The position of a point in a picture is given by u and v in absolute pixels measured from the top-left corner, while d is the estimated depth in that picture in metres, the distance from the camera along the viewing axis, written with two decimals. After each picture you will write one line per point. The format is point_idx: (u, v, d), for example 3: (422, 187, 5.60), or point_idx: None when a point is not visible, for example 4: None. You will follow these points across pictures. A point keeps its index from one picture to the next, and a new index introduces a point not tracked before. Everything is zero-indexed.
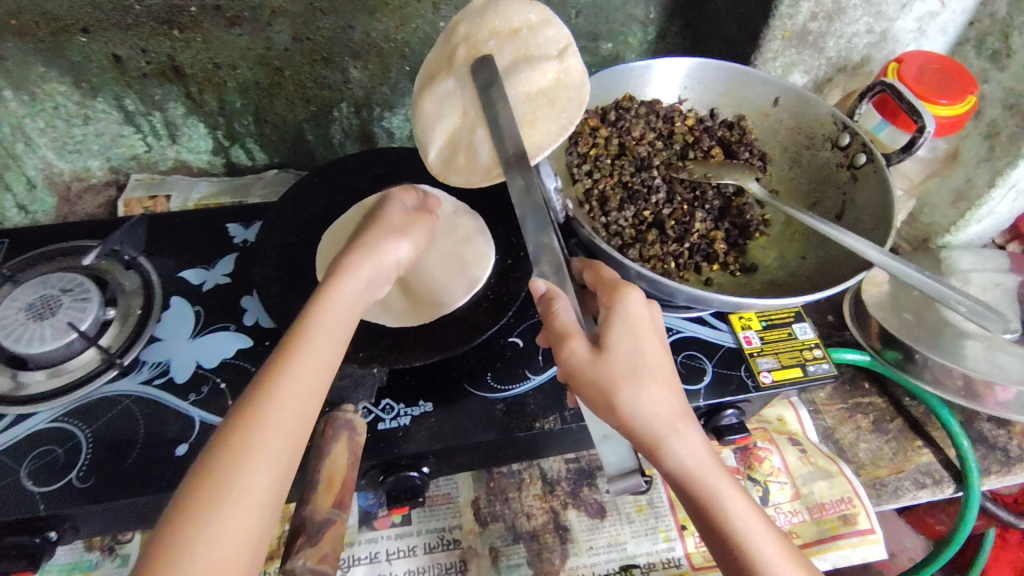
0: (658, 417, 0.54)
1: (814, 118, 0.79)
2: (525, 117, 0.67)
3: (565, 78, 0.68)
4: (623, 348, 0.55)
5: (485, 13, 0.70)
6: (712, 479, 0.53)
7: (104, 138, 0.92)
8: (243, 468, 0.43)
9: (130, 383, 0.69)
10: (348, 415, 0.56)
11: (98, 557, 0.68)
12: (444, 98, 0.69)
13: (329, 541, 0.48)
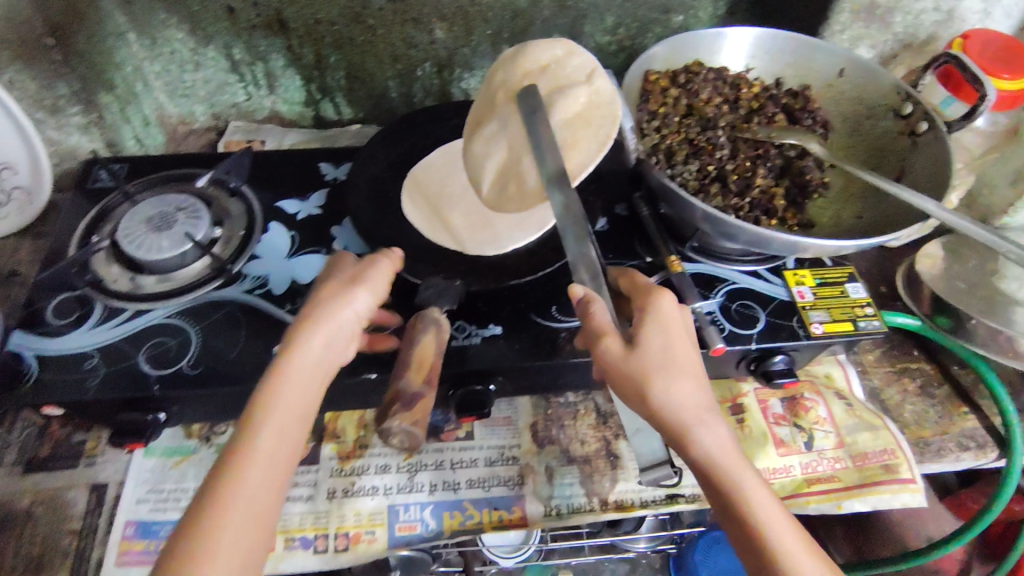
0: (691, 404, 0.60)
1: (877, 88, 0.83)
2: (565, 140, 0.75)
3: (596, 98, 0.76)
4: (656, 346, 0.60)
5: (516, 59, 0.80)
6: (734, 466, 0.59)
7: (211, 85, 1.01)
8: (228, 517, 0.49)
9: (233, 291, 0.77)
10: (436, 313, 0.66)
11: (196, 444, 0.76)
12: (490, 139, 0.79)
13: (420, 408, 0.58)
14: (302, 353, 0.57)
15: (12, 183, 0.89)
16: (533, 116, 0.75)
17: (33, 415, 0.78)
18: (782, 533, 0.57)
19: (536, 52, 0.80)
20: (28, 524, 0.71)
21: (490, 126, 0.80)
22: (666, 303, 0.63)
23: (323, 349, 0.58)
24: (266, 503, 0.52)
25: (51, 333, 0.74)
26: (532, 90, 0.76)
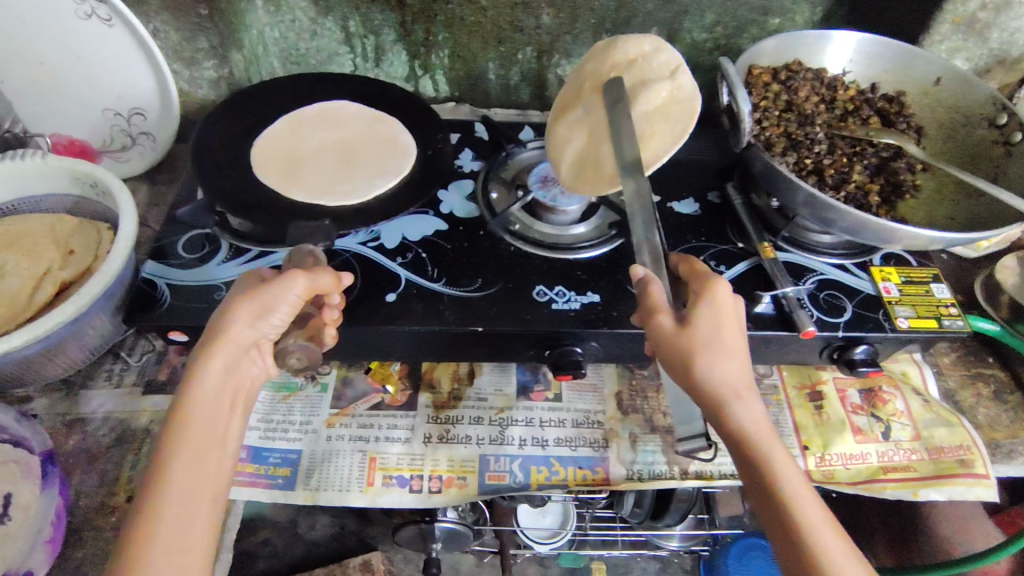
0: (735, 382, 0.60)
1: (973, 98, 0.86)
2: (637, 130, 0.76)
3: (678, 94, 0.76)
4: (705, 324, 0.61)
5: (607, 51, 0.82)
6: (773, 449, 0.59)
7: (324, 54, 1.07)
8: (162, 511, 0.53)
9: (349, 242, 0.82)
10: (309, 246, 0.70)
11: (303, 382, 0.81)
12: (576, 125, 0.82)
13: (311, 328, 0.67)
14: (206, 372, 0.61)
15: (139, 128, 0.96)
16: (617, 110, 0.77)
17: (153, 342, 0.83)
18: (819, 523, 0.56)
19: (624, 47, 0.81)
20: (147, 440, 0.76)
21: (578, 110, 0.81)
22: (719, 292, 0.63)
23: (224, 372, 0.62)
24: (195, 500, 0.56)
25: (182, 264, 0.79)
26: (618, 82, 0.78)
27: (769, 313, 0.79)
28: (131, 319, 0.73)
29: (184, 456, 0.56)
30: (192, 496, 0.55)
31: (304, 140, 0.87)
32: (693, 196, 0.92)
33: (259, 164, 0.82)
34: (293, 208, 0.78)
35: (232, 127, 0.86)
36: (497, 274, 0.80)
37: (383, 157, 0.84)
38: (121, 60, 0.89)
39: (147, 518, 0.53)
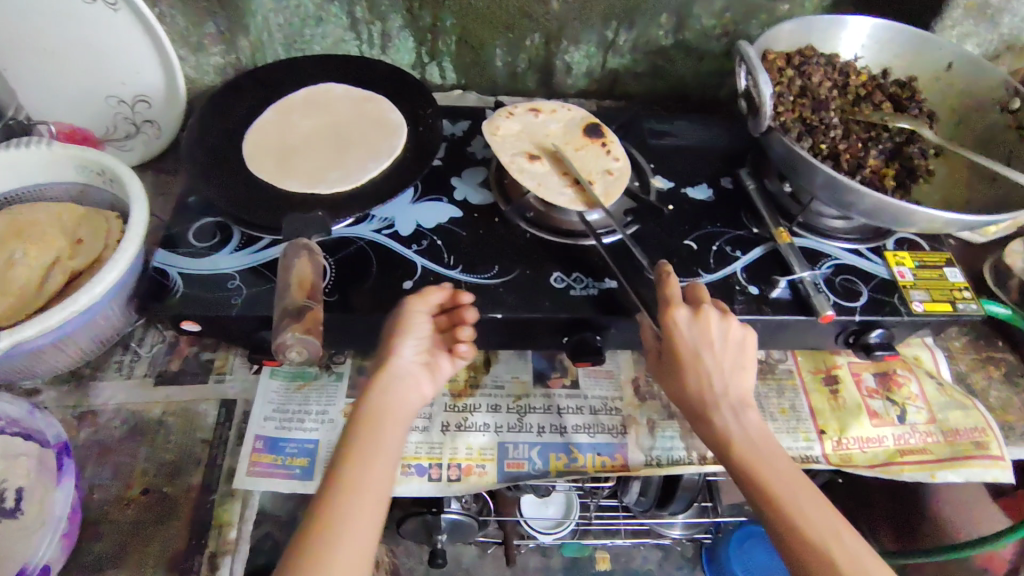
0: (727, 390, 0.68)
1: (987, 83, 0.86)
2: (602, 144, 0.86)
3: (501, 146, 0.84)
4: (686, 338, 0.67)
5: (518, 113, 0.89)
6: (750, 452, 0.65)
7: (329, 41, 1.04)
8: (346, 503, 0.58)
9: (363, 229, 0.81)
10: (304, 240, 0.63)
11: (317, 371, 0.81)
12: (533, 178, 0.81)
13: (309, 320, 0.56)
14: (379, 390, 0.67)
15: (143, 116, 0.94)
16: (571, 143, 0.87)
17: (163, 333, 0.82)
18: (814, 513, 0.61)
19: (504, 124, 0.87)
20: (161, 431, 0.75)
21: (522, 164, 0.83)
22: (680, 313, 0.68)
23: (390, 391, 0.67)
24: (368, 503, 0.59)
25: (194, 253, 0.78)
26: (542, 128, 0.88)
27: (786, 298, 0.79)
28: (145, 306, 0.72)
29: (363, 459, 0.61)
30: (372, 489, 0.60)
31: (291, 123, 0.83)
32: (706, 182, 0.91)
33: (248, 155, 0.79)
34: (291, 199, 0.75)
35: (241, 113, 0.84)
36: (515, 260, 0.80)
37: (375, 140, 0.81)
38: (126, 47, 0.88)
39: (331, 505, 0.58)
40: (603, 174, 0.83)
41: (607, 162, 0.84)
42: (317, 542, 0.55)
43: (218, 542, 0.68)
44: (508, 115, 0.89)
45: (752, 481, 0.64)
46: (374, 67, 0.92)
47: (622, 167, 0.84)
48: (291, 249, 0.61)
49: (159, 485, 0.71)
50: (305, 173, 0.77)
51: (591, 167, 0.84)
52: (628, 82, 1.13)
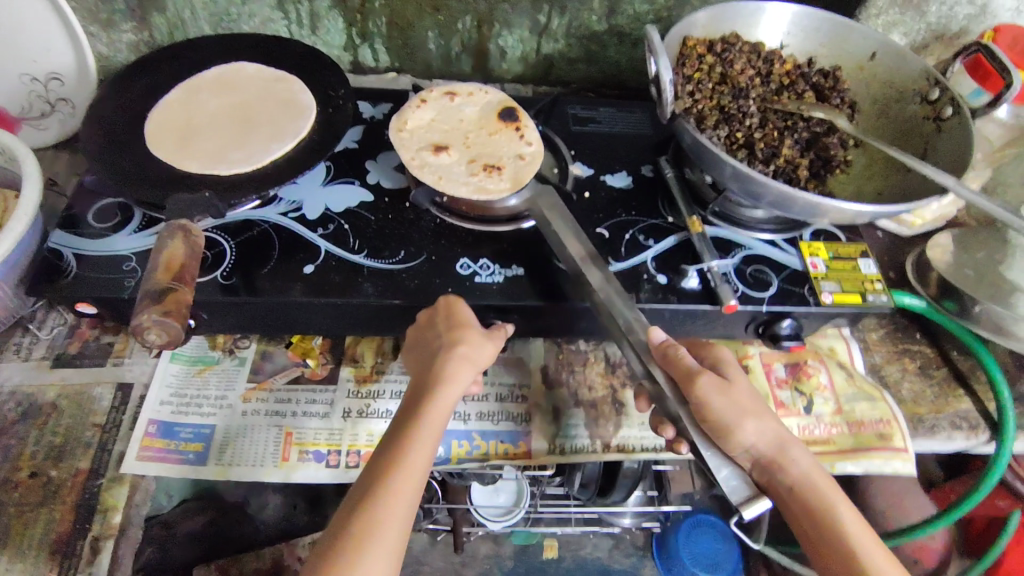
0: (764, 445, 0.66)
1: (908, 73, 0.85)
2: (516, 129, 0.85)
3: (405, 138, 0.82)
4: (720, 407, 0.63)
5: (430, 103, 0.87)
6: (825, 495, 0.65)
7: (256, 19, 1.00)
8: (388, 516, 0.60)
9: (269, 212, 0.80)
10: (184, 222, 0.63)
11: (220, 355, 0.80)
12: (433, 173, 0.78)
13: (172, 302, 0.56)
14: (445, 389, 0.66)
15: (57, 94, 0.92)
16: (484, 129, 0.85)
17: (64, 315, 0.80)
18: (869, 553, 0.63)
19: (413, 115, 0.85)
20: (53, 415, 0.74)
21: (427, 156, 0.80)
22: (709, 382, 0.63)
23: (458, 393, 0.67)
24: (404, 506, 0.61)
25: (88, 234, 0.75)
26: (456, 114, 0.87)
27: (695, 288, 0.78)
28: (36, 289, 0.70)
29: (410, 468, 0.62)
30: (406, 506, 0.61)
31: (197, 101, 0.82)
32: (626, 170, 0.91)
33: (147, 133, 0.77)
34: (185, 179, 0.73)
35: (147, 93, 0.82)
36: (421, 246, 0.79)
37: (281, 121, 0.80)
38: (36, 23, 0.87)
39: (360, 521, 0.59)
40: (514, 159, 0.81)
41: (519, 147, 0.82)
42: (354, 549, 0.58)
43: (102, 526, 0.68)
44: (418, 105, 0.86)
45: (821, 524, 0.64)
46: (292, 48, 0.91)
47: (535, 152, 0.82)
48: (165, 231, 0.61)
49: (46, 469, 0.70)
50: (205, 153, 0.76)
51: (503, 152, 0.82)
52: (563, 68, 1.12)
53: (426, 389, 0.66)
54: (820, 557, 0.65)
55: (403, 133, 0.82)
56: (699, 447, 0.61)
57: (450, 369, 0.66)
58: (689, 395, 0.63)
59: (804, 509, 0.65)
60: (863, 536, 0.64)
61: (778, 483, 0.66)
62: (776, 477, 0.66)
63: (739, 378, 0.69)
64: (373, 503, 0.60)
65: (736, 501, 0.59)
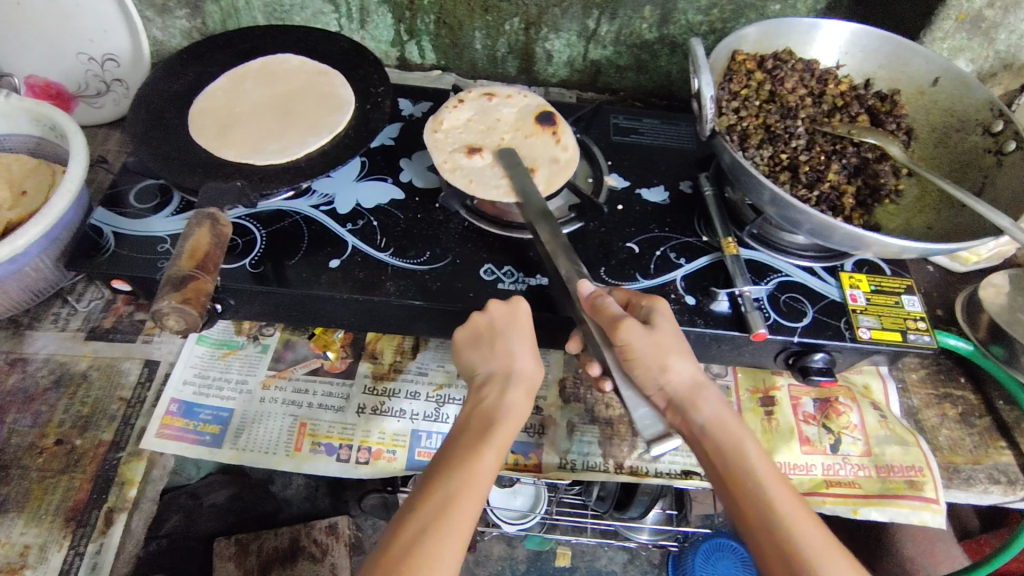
0: (680, 383, 0.63)
1: (971, 102, 0.80)
2: (553, 133, 0.84)
3: (438, 139, 0.82)
4: (641, 343, 0.61)
5: (466, 104, 0.87)
6: (739, 441, 0.62)
7: (308, 11, 1.01)
8: (455, 523, 0.56)
9: (301, 204, 0.81)
10: (213, 210, 0.64)
11: (244, 341, 0.82)
12: (466, 176, 0.78)
13: (192, 289, 0.57)
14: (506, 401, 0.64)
15: (112, 74, 0.96)
16: (519, 132, 0.84)
17: (102, 290, 0.83)
18: (781, 498, 0.59)
19: (449, 116, 0.85)
20: (83, 385, 0.76)
21: (460, 158, 0.80)
22: (630, 329, 0.60)
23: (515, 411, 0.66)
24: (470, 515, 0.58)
25: (129, 213, 0.78)
26: (493, 114, 0.86)
27: (725, 312, 0.75)
28: (74, 263, 0.72)
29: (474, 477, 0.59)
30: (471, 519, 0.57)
31: (238, 91, 0.84)
32: (663, 185, 0.89)
33: (189, 120, 0.79)
34: (221, 167, 0.75)
35: (195, 79, 0.85)
36: (447, 248, 0.78)
37: (319, 114, 0.81)
38: (99, 9, 0.91)
39: (426, 537, 0.55)
40: (549, 162, 0.80)
41: (554, 151, 0.81)
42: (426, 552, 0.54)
43: (117, 498, 0.70)
44: (455, 106, 0.86)
45: (730, 471, 0.60)
46: (336, 42, 0.92)
47: (570, 157, 0.81)
48: (193, 219, 0.62)
49: (71, 438, 0.72)
50: (241, 142, 0.77)
51: (537, 155, 0.81)
52: (610, 74, 1.10)
53: (481, 407, 0.64)
54: (732, 503, 0.60)
55: (434, 135, 0.82)
56: (617, 385, 0.60)
57: (512, 391, 0.65)
58: (615, 340, 0.61)
59: (718, 452, 0.61)
60: (775, 482, 0.60)
61: (693, 425, 0.63)
62: (689, 417, 0.63)
63: (666, 322, 0.65)
64: (441, 510, 0.57)
65: (647, 438, 0.57)
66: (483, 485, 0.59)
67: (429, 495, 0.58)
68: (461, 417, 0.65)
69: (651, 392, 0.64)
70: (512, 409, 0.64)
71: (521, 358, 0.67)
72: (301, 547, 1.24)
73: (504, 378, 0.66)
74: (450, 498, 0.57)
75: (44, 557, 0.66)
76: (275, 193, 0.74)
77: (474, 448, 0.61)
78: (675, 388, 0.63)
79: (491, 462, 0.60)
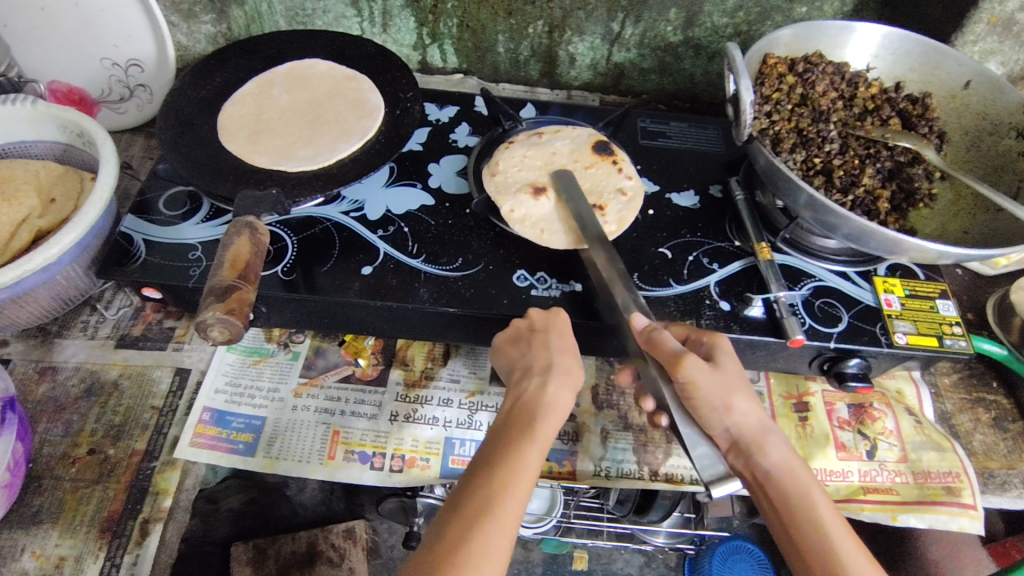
0: (746, 426, 0.63)
1: (1005, 105, 0.79)
2: (613, 162, 0.85)
3: (499, 183, 0.81)
4: (706, 386, 0.61)
5: (519, 145, 0.86)
6: (804, 484, 0.61)
7: (330, 15, 1.01)
8: (495, 520, 0.55)
9: (332, 210, 0.80)
10: (252, 220, 0.65)
11: (275, 348, 0.82)
12: (536, 224, 0.77)
13: (235, 300, 0.57)
14: (547, 395, 0.63)
15: (136, 80, 0.95)
16: (581, 165, 0.84)
17: (130, 297, 0.83)
18: (840, 541, 0.58)
19: (505, 157, 0.84)
20: (114, 394, 0.75)
21: (527, 201, 0.78)
22: (692, 364, 0.60)
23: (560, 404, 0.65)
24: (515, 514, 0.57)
25: (159, 220, 0.77)
26: (548, 147, 0.86)
27: (760, 317, 0.74)
28: (105, 271, 0.71)
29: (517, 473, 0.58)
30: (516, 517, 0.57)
31: (269, 98, 0.84)
32: (693, 189, 0.89)
33: (221, 126, 0.79)
34: (253, 173, 0.74)
35: (222, 85, 0.84)
36: (479, 254, 0.77)
37: (349, 120, 0.81)
38: (125, 14, 0.90)
39: (467, 535, 0.54)
40: (616, 194, 0.81)
41: (619, 180, 0.83)
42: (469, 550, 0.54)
43: (152, 508, 0.69)
44: (508, 146, 0.86)
45: (790, 516, 0.60)
46: (363, 47, 0.92)
47: (635, 187, 0.82)
48: (232, 228, 0.63)
49: (104, 447, 0.72)
50: (279, 152, 0.77)
51: (603, 188, 0.82)
52: (633, 77, 1.10)
53: (524, 403, 0.63)
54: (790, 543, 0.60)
55: (495, 181, 0.81)
56: (677, 422, 0.60)
57: (552, 385, 0.64)
58: (675, 376, 0.60)
59: (781, 497, 0.61)
60: (841, 530, 0.59)
61: (755, 468, 0.63)
62: (755, 462, 0.62)
63: (730, 361, 0.65)
64: (484, 509, 0.56)
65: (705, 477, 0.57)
66: (526, 481, 0.58)
67: (471, 492, 0.57)
68: (504, 412, 0.64)
69: (716, 432, 0.64)
70: (554, 402, 0.63)
71: (563, 352, 0.66)
72: (318, 552, 1.21)
73: (544, 371, 0.64)
74: (493, 497, 0.57)
75: (79, 568, 0.65)
76: (307, 200, 0.74)
77: (516, 441, 0.60)
78: (740, 431, 0.63)
79: (535, 459, 0.60)
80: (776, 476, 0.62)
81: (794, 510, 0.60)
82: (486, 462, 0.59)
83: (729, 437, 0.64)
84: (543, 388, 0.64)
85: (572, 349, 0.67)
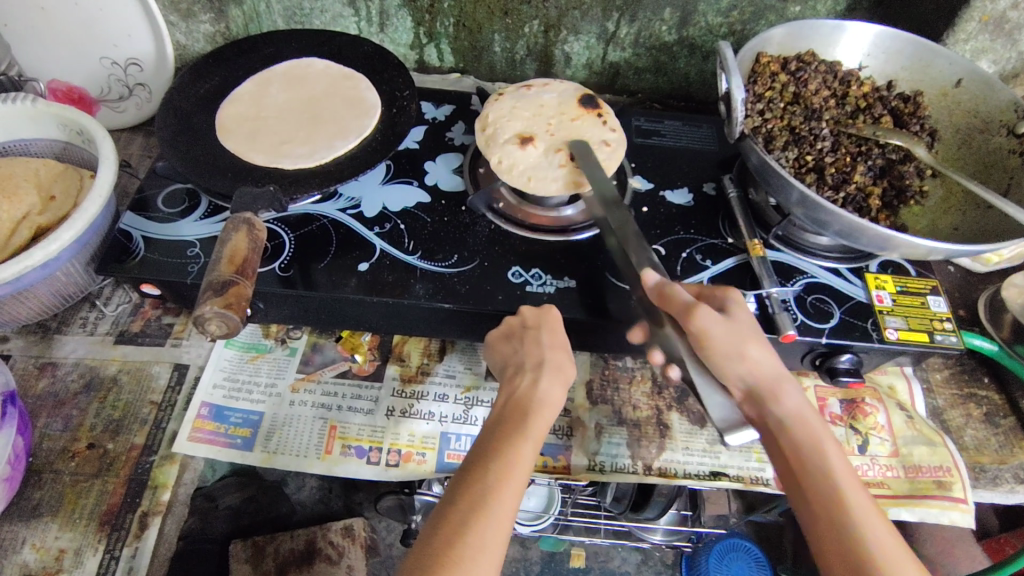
0: (761, 373, 0.64)
1: (996, 103, 0.80)
2: (598, 115, 0.85)
3: (490, 138, 0.81)
4: (719, 336, 0.62)
5: (505, 100, 0.86)
6: (820, 436, 0.63)
7: (328, 15, 1.02)
8: (490, 512, 0.56)
9: (329, 208, 0.81)
10: (251, 217, 0.66)
11: (272, 344, 0.83)
12: (524, 173, 0.77)
13: (233, 295, 0.58)
14: (540, 391, 0.64)
15: (135, 79, 0.96)
16: (563, 114, 0.84)
17: (129, 294, 0.83)
18: (850, 488, 0.60)
19: (493, 108, 0.85)
20: (114, 389, 0.76)
21: (512, 150, 0.79)
22: (702, 317, 0.61)
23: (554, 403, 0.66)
24: (509, 507, 0.57)
25: (158, 217, 0.78)
26: (536, 99, 0.87)
27: (752, 314, 0.75)
28: (104, 267, 0.72)
29: (510, 466, 0.59)
30: (511, 510, 0.57)
31: (265, 96, 0.84)
32: (687, 186, 0.90)
33: (218, 126, 0.79)
34: (251, 171, 0.75)
35: (220, 84, 0.85)
36: (475, 251, 0.78)
37: (346, 118, 0.82)
38: (125, 13, 0.91)
39: (464, 527, 0.55)
40: (600, 145, 0.81)
41: (602, 132, 0.83)
42: (465, 544, 0.54)
43: (151, 502, 0.70)
44: (497, 98, 0.86)
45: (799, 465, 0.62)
46: (361, 46, 0.93)
47: (618, 138, 0.82)
48: (231, 224, 0.64)
49: (103, 442, 0.73)
50: (277, 146, 0.78)
51: (587, 138, 0.82)
52: (628, 76, 1.10)
53: (518, 400, 0.64)
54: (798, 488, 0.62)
55: (482, 136, 0.82)
56: (692, 374, 0.62)
57: (544, 383, 0.65)
58: (688, 326, 0.62)
59: (793, 446, 0.63)
60: (853, 486, 0.60)
61: (769, 414, 0.64)
62: (770, 409, 0.64)
63: (741, 310, 0.67)
64: (480, 502, 0.57)
65: (721, 426, 0.60)
66: (520, 474, 0.59)
67: (466, 488, 0.58)
68: (497, 409, 0.65)
69: (730, 381, 0.65)
70: (547, 399, 0.64)
71: (555, 350, 0.67)
72: (316, 549, 1.22)
73: (536, 368, 0.65)
74: (489, 492, 0.57)
75: (79, 562, 0.66)
76: (305, 197, 0.75)
77: (510, 436, 0.61)
78: (755, 377, 0.64)
79: (529, 454, 0.61)
80: (789, 424, 0.63)
81: (803, 460, 0.62)
82: (480, 457, 0.60)
83: (745, 387, 0.65)
84: (538, 385, 0.64)
85: (563, 347, 0.68)
